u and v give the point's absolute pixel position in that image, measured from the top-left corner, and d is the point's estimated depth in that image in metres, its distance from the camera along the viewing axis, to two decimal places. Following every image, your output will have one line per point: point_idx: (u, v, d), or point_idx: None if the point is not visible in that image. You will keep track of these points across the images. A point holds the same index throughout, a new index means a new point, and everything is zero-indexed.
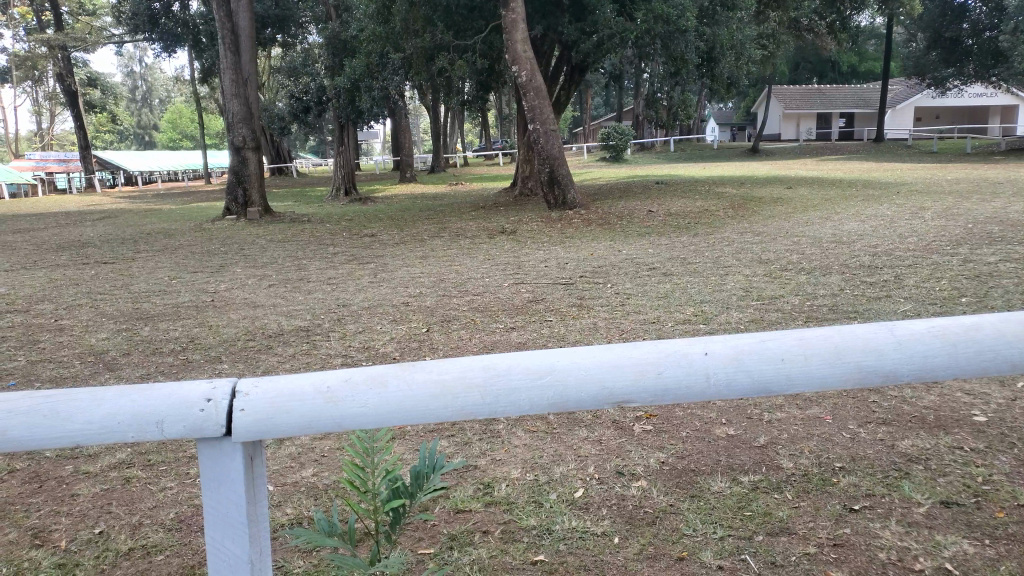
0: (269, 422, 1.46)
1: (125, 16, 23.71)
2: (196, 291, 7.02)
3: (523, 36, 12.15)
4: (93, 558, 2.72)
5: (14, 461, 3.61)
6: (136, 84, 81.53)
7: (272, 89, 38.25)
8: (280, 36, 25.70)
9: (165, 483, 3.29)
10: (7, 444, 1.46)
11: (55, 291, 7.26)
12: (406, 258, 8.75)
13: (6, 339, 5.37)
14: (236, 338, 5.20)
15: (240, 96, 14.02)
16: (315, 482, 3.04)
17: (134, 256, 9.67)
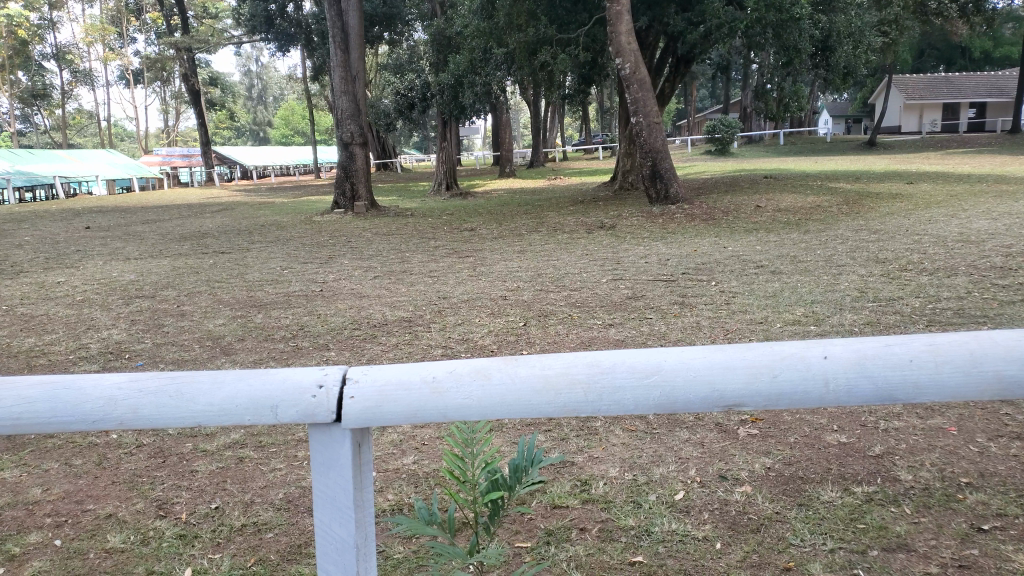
0: (377, 409, 1.49)
1: (244, 18, 25.08)
2: (306, 280, 7.31)
3: (628, 27, 11.95)
4: (210, 531, 2.87)
5: (141, 436, 3.86)
6: (254, 84, 85.85)
7: (379, 86, 39.34)
8: (388, 34, 26.42)
9: (275, 464, 3.44)
10: (135, 421, 1.54)
11: (178, 278, 7.72)
12: (505, 252, 8.81)
13: (134, 322, 5.76)
14: (344, 326, 5.38)
15: (348, 92, 14.38)
16: (416, 469, 3.10)
17: (249, 246, 10.19)
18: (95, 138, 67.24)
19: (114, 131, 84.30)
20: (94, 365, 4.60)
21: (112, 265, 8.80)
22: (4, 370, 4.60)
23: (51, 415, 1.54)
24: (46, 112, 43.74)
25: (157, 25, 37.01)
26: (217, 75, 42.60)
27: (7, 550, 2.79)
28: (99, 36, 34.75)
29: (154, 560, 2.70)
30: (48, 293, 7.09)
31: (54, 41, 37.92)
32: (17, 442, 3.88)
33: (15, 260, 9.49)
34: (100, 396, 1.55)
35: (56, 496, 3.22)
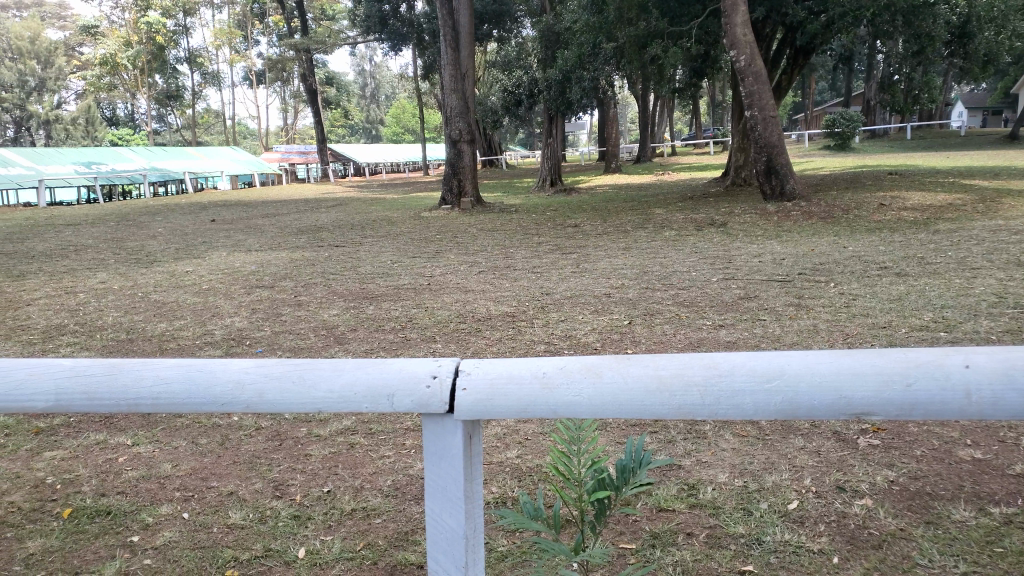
0: (488, 404, 1.50)
1: (361, 19, 25.97)
2: (414, 274, 7.48)
3: (743, 18, 11.59)
4: (322, 514, 2.98)
5: (260, 419, 4.06)
6: (368, 83, 88.73)
7: (487, 83, 39.82)
8: (497, 32, 26.69)
9: (384, 451, 3.53)
10: (262, 406, 1.62)
11: (295, 270, 8.05)
12: (610, 249, 8.73)
13: (255, 311, 6.06)
14: (450, 320, 5.48)
15: (457, 90, 14.58)
16: (520, 463, 3.11)
17: (360, 241, 10.53)
18: (222, 135, 71.42)
19: (237, 130, 89.28)
20: (218, 351, 4.87)
21: (235, 256, 9.30)
22: (141, 351, 4.94)
23: (188, 398, 1.63)
24: (179, 112, 46.84)
25: (279, 27, 38.88)
26: (333, 76, 44.37)
27: (141, 520, 3.00)
28: (227, 39, 36.78)
29: (271, 538, 2.83)
30: (178, 281, 7.57)
31: (187, 45, 40.49)
32: (150, 419, 4.16)
33: (149, 250, 10.19)
34: (231, 379, 1.63)
35: (185, 471, 3.43)
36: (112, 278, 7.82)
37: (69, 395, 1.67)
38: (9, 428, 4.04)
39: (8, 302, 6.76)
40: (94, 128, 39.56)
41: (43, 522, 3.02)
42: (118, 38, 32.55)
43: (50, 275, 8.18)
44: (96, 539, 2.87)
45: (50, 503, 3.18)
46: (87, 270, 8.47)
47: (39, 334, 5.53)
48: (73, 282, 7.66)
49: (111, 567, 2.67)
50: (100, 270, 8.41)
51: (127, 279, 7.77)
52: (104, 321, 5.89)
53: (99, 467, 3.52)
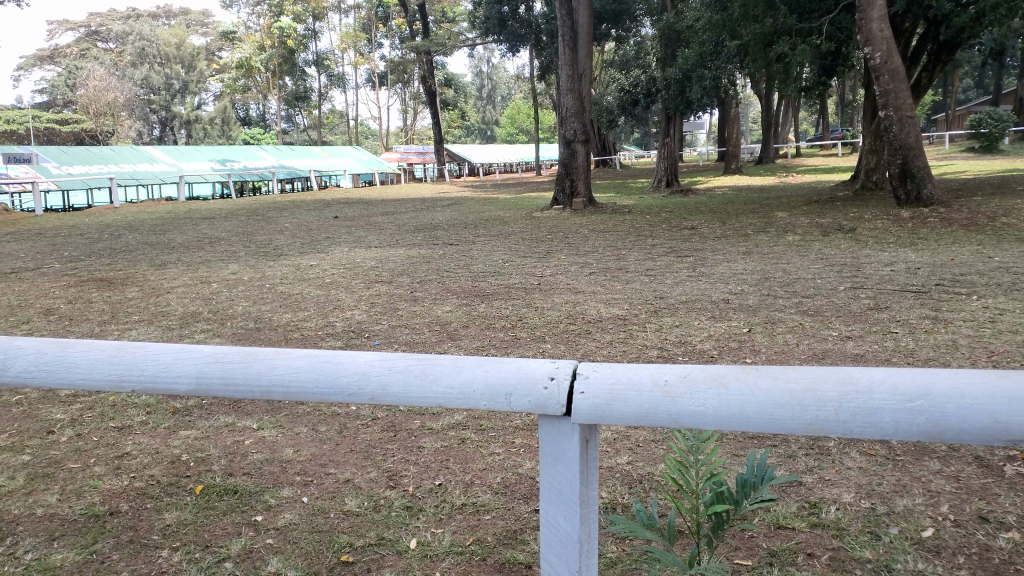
0: (607, 409, 1.48)
1: (482, 21, 26.42)
2: (526, 274, 7.52)
3: (881, 13, 10.97)
4: (433, 507, 3.04)
5: (375, 410, 4.18)
6: (485, 83, 90.13)
7: (603, 83, 39.59)
8: (616, 31, 26.48)
9: (494, 448, 3.56)
10: (385, 398, 1.66)
11: (411, 266, 8.26)
12: (729, 253, 8.47)
13: (373, 305, 6.25)
14: (560, 321, 5.46)
15: (573, 90, 14.58)
16: (630, 470, 3.06)
17: (474, 239, 10.69)
18: (345, 134, 74.52)
19: (360, 130, 93.03)
20: (339, 342, 5.05)
21: (356, 252, 9.65)
22: (267, 340, 5.20)
23: (316, 387, 1.69)
24: (306, 112, 49.19)
25: (401, 30, 40.13)
26: (451, 77, 45.38)
27: (264, 501, 3.16)
28: (352, 42, 38.33)
29: (384, 527, 2.91)
30: (303, 274, 7.94)
31: (316, 48, 42.49)
32: (275, 405, 4.37)
33: (277, 244, 10.73)
34: (357, 370, 1.68)
35: (305, 457, 3.59)
36: (243, 270, 8.29)
37: (209, 380, 1.76)
38: (150, 407, 4.35)
39: (151, 289, 7.28)
40: (229, 128, 42.15)
41: (179, 496, 3.23)
42: (253, 43, 34.62)
43: (188, 265, 8.75)
44: (224, 516, 3.04)
45: (185, 478, 3.40)
46: (220, 261, 9.01)
47: (178, 320, 5.94)
48: (208, 273, 8.16)
49: (237, 544, 2.82)
50: (232, 262, 8.93)
51: (256, 271, 8.22)
52: (235, 311, 6.24)
53: (227, 448, 3.73)
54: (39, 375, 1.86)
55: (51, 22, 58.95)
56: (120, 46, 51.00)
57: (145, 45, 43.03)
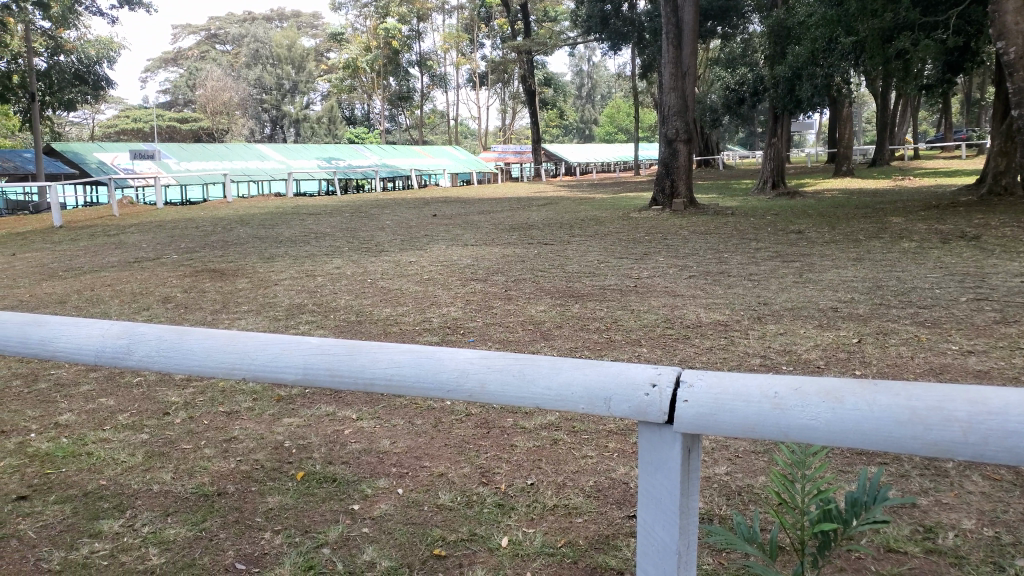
0: (712, 418, 1.43)
1: (583, 20, 26.39)
2: (622, 275, 7.43)
3: (1017, 5, 10.25)
4: (525, 506, 3.04)
5: (469, 407, 4.22)
6: (584, 83, 89.83)
7: (707, 81, 38.70)
8: (721, 28, 25.88)
9: (587, 451, 3.53)
10: (484, 397, 1.67)
11: (507, 265, 8.31)
12: (838, 259, 8.10)
13: (469, 303, 6.32)
14: (656, 324, 5.36)
15: (677, 88, 14.36)
16: (728, 481, 2.96)
17: (570, 239, 10.66)
18: (445, 134, 75.83)
19: (458, 129, 94.79)
20: (435, 338, 5.13)
21: (453, 249, 9.79)
22: (367, 334, 5.34)
23: (416, 380, 1.72)
24: (408, 111, 50.43)
25: (503, 30, 40.54)
26: (551, 77, 45.56)
27: (361, 490, 3.24)
28: (454, 43, 38.99)
29: (476, 523, 2.93)
30: (402, 270, 8.12)
31: (419, 49, 43.52)
32: (374, 396, 4.48)
33: (377, 241, 11.04)
34: (456, 368, 1.70)
35: (401, 449, 3.66)
36: (345, 264, 8.56)
37: (315, 370, 1.82)
38: (257, 393, 4.55)
39: (259, 281, 7.62)
40: (335, 127, 43.78)
41: (280, 481, 3.36)
42: (360, 44, 35.85)
43: (294, 258, 9.11)
44: (323, 503, 3.14)
45: (286, 465, 3.53)
46: (325, 256, 9.34)
47: (283, 311, 6.18)
48: (313, 266, 8.48)
49: (335, 531, 2.91)
50: (335, 257, 9.24)
51: (358, 266, 8.47)
52: (337, 304, 6.44)
53: (327, 436, 3.86)
54: (159, 360, 1.97)
55: (176, 27, 62.97)
56: (236, 48, 53.81)
57: (259, 47, 45.22)
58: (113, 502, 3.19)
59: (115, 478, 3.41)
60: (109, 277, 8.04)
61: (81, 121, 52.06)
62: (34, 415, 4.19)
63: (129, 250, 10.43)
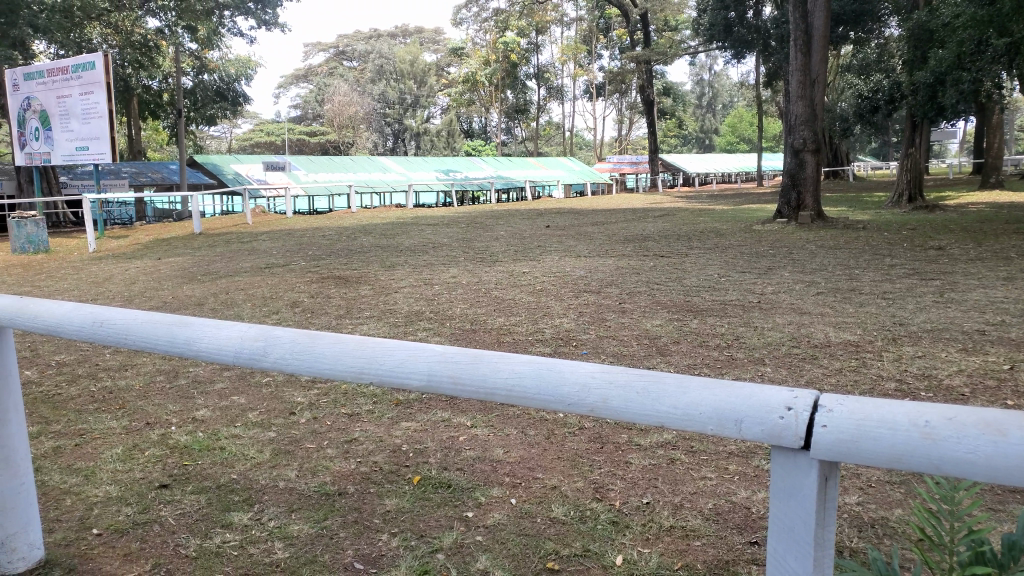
0: (853, 446, 1.34)
1: (706, 29, 25.98)
2: (744, 291, 7.18)
3: None
4: (641, 525, 2.97)
5: (584, 420, 4.17)
6: (705, 92, 88.32)
7: (837, 89, 37.06)
8: (854, 33, 24.80)
9: (706, 472, 3.42)
10: (606, 412, 1.64)
11: (622, 278, 8.22)
12: (986, 278, 7.50)
13: (582, 314, 6.29)
14: (781, 342, 5.13)
15: (806, 97, 13.85)
16: (861, 512, 2.78)
17: (688, 252, 10.45)
18: (561, 146, 76.31)
19: (573, 140, 95.39)
20: (548, 349, 5.12)
21: (568, 261, 9.79)
22: (481, 342, 5.40)
23: (537, 392, 1.71)
24: (525, 124, 51.16)
25: (622, 40, 40.48)
26: (670, 86, 45.04)
27: (475, 498, 3.27)
28: (573, 54, 39.25)
29: (590, 539, 2.88)
30: (517, 280, 8.20)
31: (537, 62, 44.12)
32: (488, 405, 4.52)
33: (492, 251, 11.18)
34: (578, 382, 1.68)
35: (515, 458, 3.67)
36: (461, 274, 8.73)
37: (438, 378, 1.84)
38: (376, 397, 4.68)
39: (380, 288, 7.88)
40: (453, 139, 45.00)
41: (398, 484, 3.44)
42: (480, 58, 36.78)
43: (413, 267, 9.39)
44: (438, 509, 3.18)
45: (403, 468, 3.61)
46: (442, 265, 9.56)
47: (402, 318, 6.36)
48: (431, 275, 8.70)
49: (449, 537, 2.94)
50: (452, 266, 9.45)
51: (474, 275, 8.63)
52: (453, 312, 6.57)
53: (443, 442, 3.92)
54: (292, 364, 2.06)
55: (307, 45, 66.78)
56: (363, 65, 56.35)
57: (384, 63, 47.13)
58: (242, 495, 3.36)
59: (245, 472, 3.60)
60: (243, 282, 8.55)
61: (222, 135, 56.10)
62: (174, 409, 4.49)
63: (262, 257, 11.06)
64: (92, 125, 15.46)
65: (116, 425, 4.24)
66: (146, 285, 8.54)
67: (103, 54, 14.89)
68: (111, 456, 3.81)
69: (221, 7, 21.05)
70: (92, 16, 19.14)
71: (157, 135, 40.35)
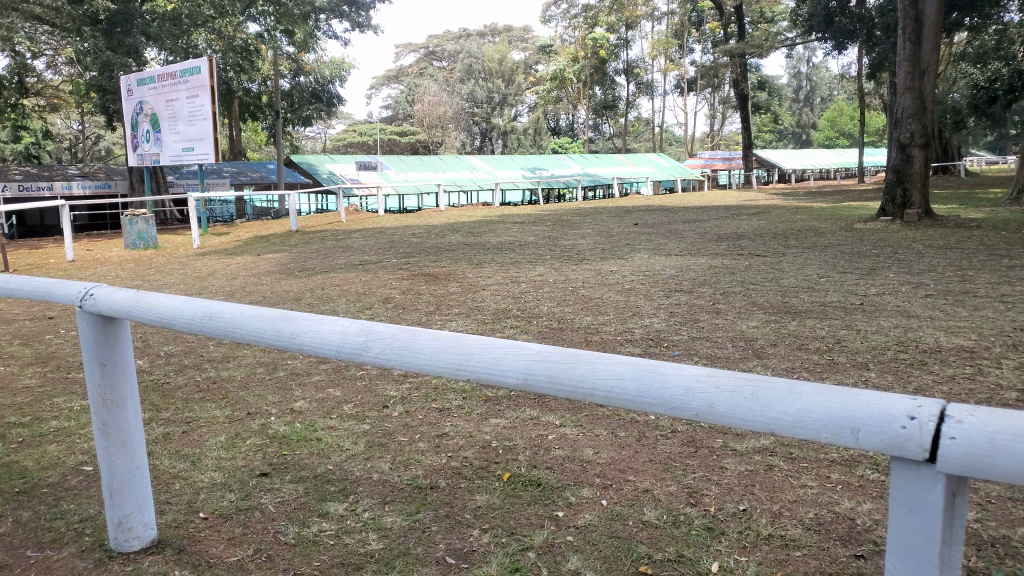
0: (984, 459, 1.24)
1: (805, 19, 25.10)
2: (845, 292, 6.88)
3: None
4: (737, 532, 2.88)
5: (677, 423, 4.09)
6: (804, 85, 85.32)
7: (949, 79, 35.03)
8: (970, 19, 23.17)
9: (806, 480, 3.29)
10: (713, 417, 1.59)
11: (715, 277, 8.03)
12: None
13: (673, 315, 6.16)
14: (887, 347, 4.89)
15: (913, 89, 13.09)
16: (977, 529, 2.61)
17: (784, 251, 10.10)
18: (651, 143, 75.33)
19: (664, 136, 93.86)
20: (638, 349, 5.04)
21: (658, 259, 9.63)
22: (570, 341, 5.38)
23: (638, 395, 1.68)
24: (613, 120, 50.78)
25: (715, 33, 39.56)
26: (765, 80, 43.75)
27: (565, 498, 3.25)
28: (664, 48, 38.63)
29: (684, 544, 2.82)
30: (605, 279, 8.12)
31: (627, 58, 43.74)
32: (578, 404, 4.49)
33: (580, 249, 11.13)
34: (681, 384, 1.63)
35: (605, 459, 3.63)
36: (549, 272, 8.71)
37: (535, 377, 1.83)
38: (466, 392, 4.72)
39: (469, 285, 7.95)
40: (541, 137, 45.17)
41: (488, 480, 3.46)
42: (569, 55, 36.78)
43: (502, 265, 9.44)
44: (529, 507, 3.18)
45: (494, 464, 3.63)
46: (530, 263, 9.56)
47: (490, 315, 6.41)
48: (519, 273, 8.72)
49: (540, 535, 2.93)
50: (540, 264, 9.45)
51: (561, 273, 8.60)
52: (540, 310, 6.56)
53: (533, 440, 3.92)
54: (393, 359, 2.09)
55: (398, 45, 68.24)
56: (452, 64, 57.20)
57: (473, 62, 47.66)
58: (338, 486, 3.45)
59: (340, 463, 3.70)
60: (337, 277, 8.80)
61: (317, 135, 58.08)
62: (274, 400, 4.66)
63: (355, 254, 11.37)
64: (197, 127, 16.23)
65: (220, 413, 4.44)
66: (246, 281, 8.89)
67: (207, 59, 15.35)
68: (216, 443, 3.98)
69: (318, 10, 21.84)
70: (199, 23, 19.90)
71: (256, 135, 42.06)
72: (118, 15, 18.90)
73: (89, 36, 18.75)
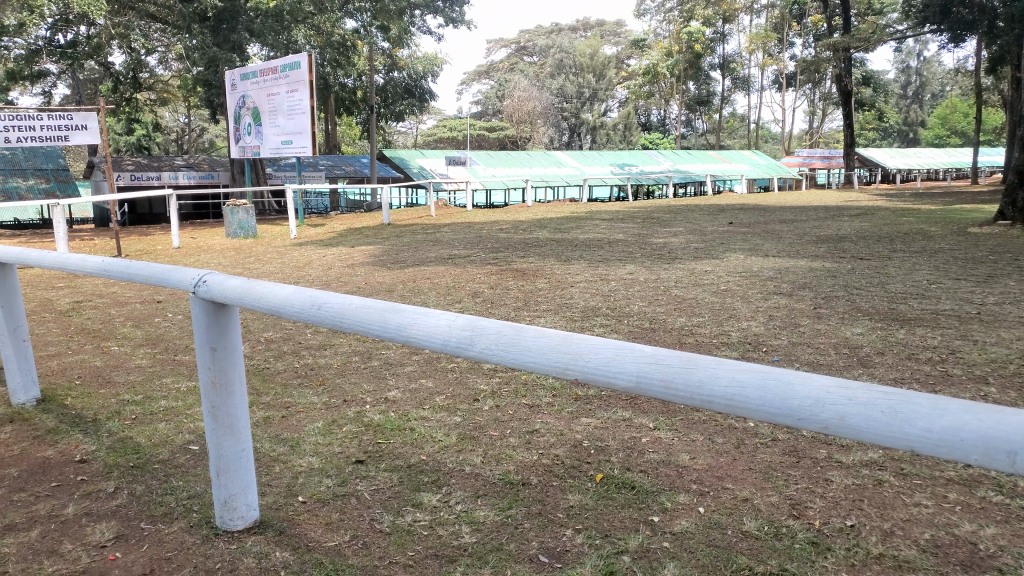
0: None
1: (920, 11, 23.99)
2: (958, 300, 6.50)
3: None
4: (844, 548, 2.75)
5: (777, 431, 3.95)
6: (911, 81, 81.25)
7: None
8: None
9: (920, 498, 3.11)
10: (844, 430, 1.51)
11: (816, 280, 7.74)
12: None
13: (771, 318, 5.97)
14: (1008, 361, 4.58)
15: None
16: None
17: (891, 254, 9.66)
18: (746, 140, 73.43)
19: (761, 133, 91.29)
20: (735, 352, 4.89)
21: (754, 260, 9.37)
22: (664, 342, 5.27)
23: (761, 402, 1.60)
24: (706, 116, 49.77)
25: (818, 27, 38.21)
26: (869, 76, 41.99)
27: (660, 502, 3.18)
28: (763, 42, 37.58)
29: (787, 558, 2.71)
30: (699, 279, 7.94)
31: (723, 52, 42.80)
32: (673, 406, 4.40)
33: (674, 248, 10.94)
34: (811, 395, 1.55)
35: (702, 465, 3.53)
36: (640, 270, 8.59)
37: (649, 380, 1.78)
38: (556, 389, 4.69)
39: (560, 282, 7.91)
40: (631, 133, 44.67)
41: (580, 480, 3.42)
42: (663, 50, 36.29)
43: (592, 262, 9.37)
44: (623, 509, 3.13)
45: (586, 464, 3.59)
46: (621, 261, 9.46)
47: (581, 312, 6.37)
48: (610, 271, 8.63)
49: (635, 539, 2.88)
50: (631, 262, 9.34)
51: (653, 272, 8.45)
52: (632, 309, 6.47)
53: (625, 442, 3.85)
54: (499, 355, 2.07)
55: (491, 42, 68.89)
56: (543, 60, 57.30)
57: (564, 58, 47.61)
58: (431, 477, 3.48)
59: (433, 455, 3.73)
60: (429, 271, 8.92)
61: (408, 130, 59.24)
62: (368, 389, 4.75)
63: (446, 248, 11.51)
64: (297, 121, 16.76)
65: (317, 400, 4.56)
66: (341, 271, 9.11)
67: (306, 55, 15.82)
68: (313, 429, 4.09)
69: (414, 6, 22.25)
70: (300, 19, 20.52)
71: (349, 130, 43.21)
72: (223, 13, 19.88)
73: (197, 33, 19.69)
